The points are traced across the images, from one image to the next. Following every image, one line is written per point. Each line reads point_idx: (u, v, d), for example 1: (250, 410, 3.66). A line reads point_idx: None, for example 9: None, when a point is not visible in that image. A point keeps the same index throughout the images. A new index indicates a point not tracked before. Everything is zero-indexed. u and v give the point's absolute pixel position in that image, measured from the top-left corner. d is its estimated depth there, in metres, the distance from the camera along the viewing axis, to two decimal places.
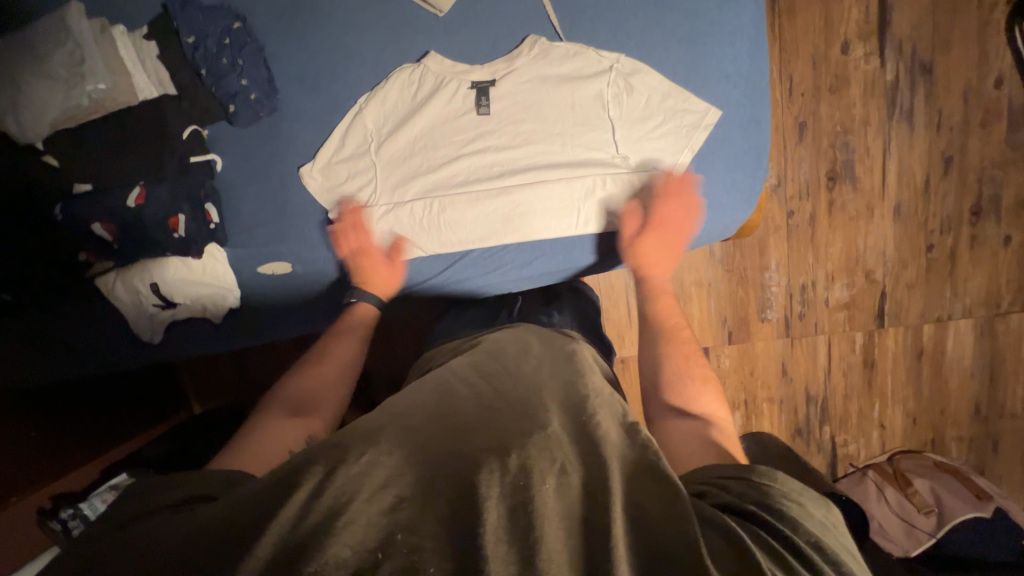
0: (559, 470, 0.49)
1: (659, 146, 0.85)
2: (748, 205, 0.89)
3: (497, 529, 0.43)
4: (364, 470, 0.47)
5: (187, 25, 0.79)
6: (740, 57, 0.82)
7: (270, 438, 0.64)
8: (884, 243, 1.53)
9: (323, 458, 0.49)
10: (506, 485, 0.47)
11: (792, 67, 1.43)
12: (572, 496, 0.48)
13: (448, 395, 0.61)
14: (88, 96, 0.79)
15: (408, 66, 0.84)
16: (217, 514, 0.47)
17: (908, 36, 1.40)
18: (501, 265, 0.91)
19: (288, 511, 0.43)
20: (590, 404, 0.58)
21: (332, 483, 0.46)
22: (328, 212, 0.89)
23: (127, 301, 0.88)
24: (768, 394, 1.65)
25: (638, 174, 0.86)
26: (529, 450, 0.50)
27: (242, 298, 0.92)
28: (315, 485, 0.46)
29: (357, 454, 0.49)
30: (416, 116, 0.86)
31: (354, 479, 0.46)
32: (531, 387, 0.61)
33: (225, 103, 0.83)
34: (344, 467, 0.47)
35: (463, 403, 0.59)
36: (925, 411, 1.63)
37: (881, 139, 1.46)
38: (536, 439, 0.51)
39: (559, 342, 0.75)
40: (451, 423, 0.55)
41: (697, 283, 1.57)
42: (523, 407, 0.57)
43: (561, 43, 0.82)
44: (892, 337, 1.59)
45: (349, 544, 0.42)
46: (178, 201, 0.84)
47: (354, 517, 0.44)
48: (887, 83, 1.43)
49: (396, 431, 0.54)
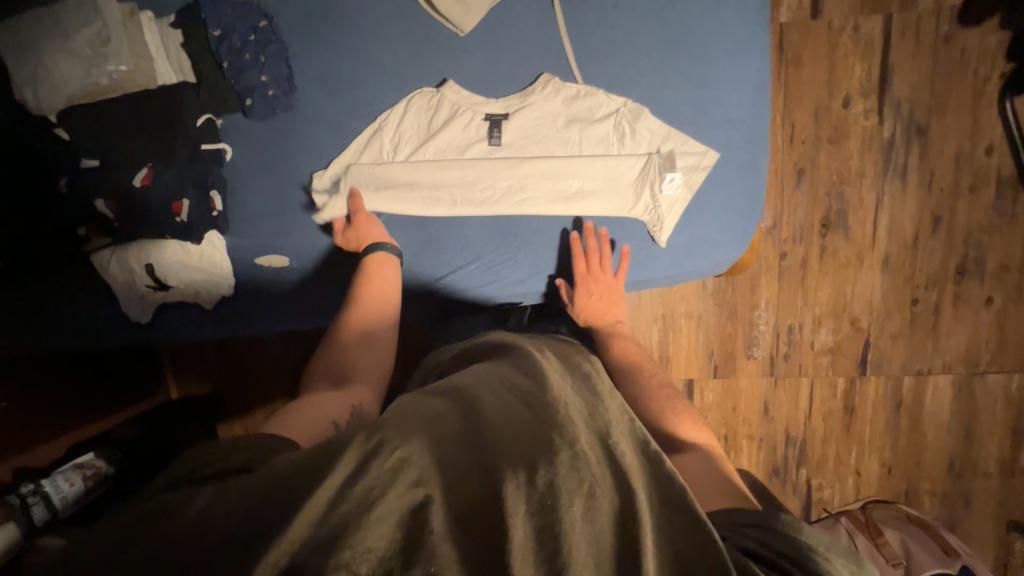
0: (587, 492, 0.48)
1: (669, 204, 0.86)
2: (742, 246, 0.90)
3: (523, 545, 0.44)
4: (397, 466, 0.47)
5: (214, 18, 0.81)
6: (743, 104, 0.84)
7: (313, 409, 0.66)
8: (871, 293, 1.57)
9: (355, 447, 0.48)
10: (534, 501, 0.47)
11: (795, 115, 1.48)
12: (603, 522, 0.47)
13: (487, 393, 0.60)
14: (108, 76, 0.81)
15: (427, 91, 0.85)
16: (221, 497, 0.47)
17: (906, 97, 1.46)
18: (505, 272, 0.91)
19: (323, 492, 0.44)
20: (613, 434, 0.55)
21: (363, 478, 0.46)
22: (335, 189, 0.89)
23: (120, 278, 0.89)
24: (749, 432, 1.67)
25: (651, 225, 0.88)
26: (557, 468, 0.48)
27: (236, 287, 0.92)
28: (346, 477, 0.46)
29: (390, 448, 0.49)
30: (432, 141, 0.87)
31: (387, 475, 0.47)
32: (556, 394, 0.58)
33: (242, 96, 0.84)
34: (377, 460, 0.47)
35: (501, 402, 0.58)
36: (901, 461, 1.65)
37: (874, 193, 1.51)
38: (563, 457, 0.49)
39: (573, 360, 0.74)
40: (478, 425, 0.54)
41: (688, 314, 1.60)
42: (546, 417, 0.54)
43: (572, 84, 0.83)
44: (873, 385, 1.62)
45: (371, 543, 0.43)
46: (183, 187, 0.84)
47: (376, 520, 0.44)
48: (884, 140, 1.48)
49: (427, 428, 0.53)
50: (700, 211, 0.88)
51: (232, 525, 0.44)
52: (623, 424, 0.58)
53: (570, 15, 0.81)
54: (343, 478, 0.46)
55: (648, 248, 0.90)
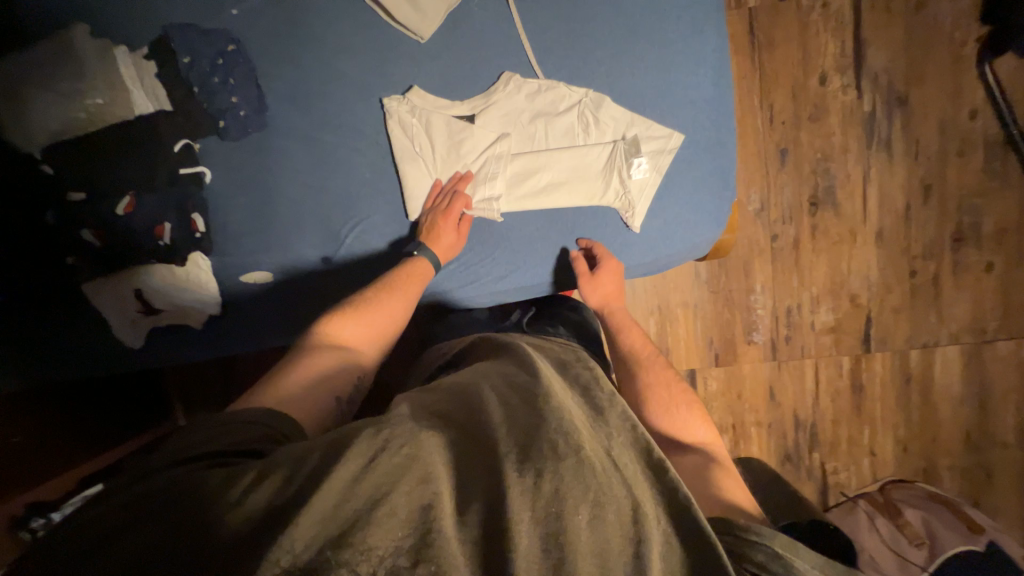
0: (592, 502, 0.47)
1: (640, 189, 0.87)
2: (718, 225, 0.89)
3: (529, 552, 0.43)
4: (406, 462, 0.47)
5: (183, 46, 0.84)
6: (704, 85, 0.85)
7: (314, 379, 0.68)
8: (868, 268, 1.55)
9: (364, 444, 0.48)
10: (539, 509, 0.45)
11: (773, 97, 1.48)
12: (608, 531, 0.46)
13: (492, 394, 0.59)
14: (86, 109, 0.84)
15: (392, 99, 0.86)
16: (228, 484, 0.47)
17: (883, 69, 1.46)
18: (482, 270, 0.92)
19: (331, 490, 0.43)
20: (613, 447, 0.53)
21: (369, 477, 0.45)
22: (312, 203, 0.91)
23: (112, 305, 0.91)
24: (757, 419, 1.64)
25: (624, 213, 0.88)
26: (563, 473, 0.48)
27: (223, 306, 0.94)
28: (355, 474, 0.45)
29: (399, 444, 0.48)
30: (402, 147, 0.88)
31: (396, 469, 0.46)
32: (558, 399, 0.58)
33: (216, 119, 0.87)
34: (386, 455, 0.47)
35: (506, 404, 0.57)
36: (916, 438, 1.61)
37: (861, 167, 1.50)
38: (569, 463, 0.48)
39: (553, 351, 0.77)
40: (482, 428, 0.54)
41: (683, 304, 1.59)
42: (555, 420, 0.53)
43: (533, 80, 0.84)
44: (879, 361, 1.59)
45: (380, 538, 0.41)
46: (165, 211, 0.88)
47: (383, 517, 0.42)
48: (865, 113, 1.48)
49: (433, 428, 0.53)
50: (671, 194, 0.88)
51: (234, 534, 0.43)
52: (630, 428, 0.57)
53: (526, 13, 0.83)
54: (352, 474, 0.45)
55: (623, 236, 0.90)
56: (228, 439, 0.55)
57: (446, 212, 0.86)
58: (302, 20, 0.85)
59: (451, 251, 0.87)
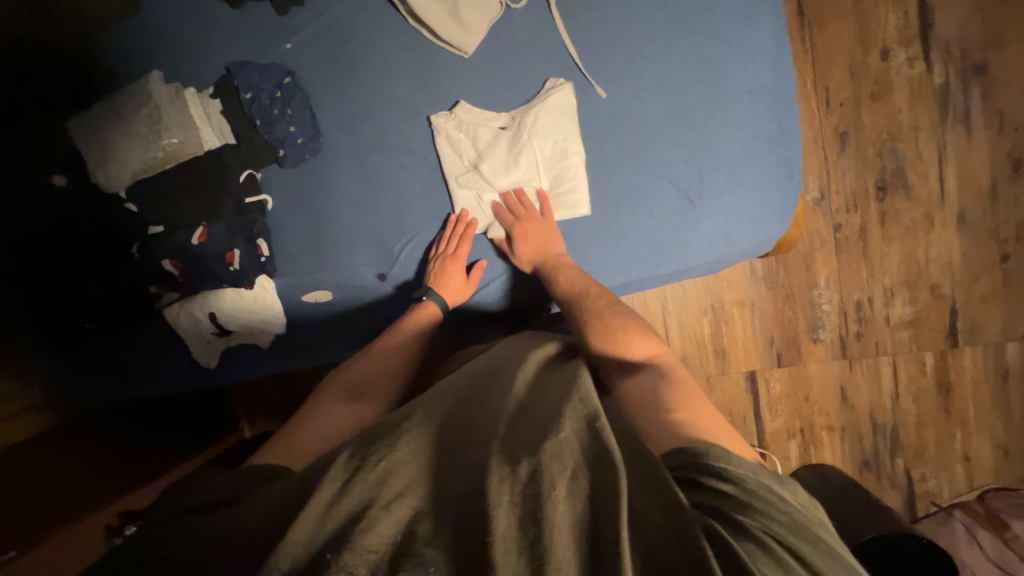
0: (569, 477, 0.50)
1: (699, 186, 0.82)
2: (784, 219, 0.83)
3: (508, 535, 0.46)
4: (381, 478, 0.52)
5: (245, 83, 0.88)
6: (762, 72, 0.80)
7: (318, 429, 0.72)
8: (949, 254, 1.41)
9: (341, 465, 0.53)
10: (517, 493, 0.49)
11: (828, 78, 1.38)
12: (586, 502, 0.49)
13: (464, 402, 0.65)
14: (163, 149, 0.89)
15: (440, 114, 0.87)
16: (225, 521, 0.52)
17: (955, 36, 1.33)
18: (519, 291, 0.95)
19: (321, 500, 0.50)
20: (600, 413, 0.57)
21: (350, 492, 0.50)
22: (364, 221, 0.93)
23: (189, 328, 0.97)
24: (828, 422, 1.52)
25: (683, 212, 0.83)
26: (539, 458, 0.51)
27: (287, 325, 0.98)
28: (336, 493, 0.51)
29: (374, 461, 0.53)
30: (450, 161, 0.88)
31: (372, 488, 0.51)
32: (537, 402, 0.63)
33: (276, 148, 0.90)
34: (362, 474, 0.52)
35: (475, 411, 0.63)
36: (1018, 440, 1.45)
37: (934, 145, 1.38)
38: (547, 446, 0.52)
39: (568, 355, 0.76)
40: (457, 434, 0.59)
41: (739, 303, 1.51)
42: (538, 422, 0.58)
43: (569, 106, 0.83)
44: (969, 357, 1.44)
45: (373, 541, 0.47)
46: (233, 237, 0.93)
47: (372, 523, 0.48)
48: (936, 86, 1.35)
49: (411, 435, 0.57)
50: (733, 189, 0.82)
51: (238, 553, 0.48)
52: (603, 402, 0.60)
53: (568, 18, 0.82)
54: (335, 489, 0.51)
55: (681, 236, 0.84)
56: (224, 484, 0.59)
57: (530, 216, 0.87)
58: (350, 48, 0.88)
59: (460, 293, 0.91)
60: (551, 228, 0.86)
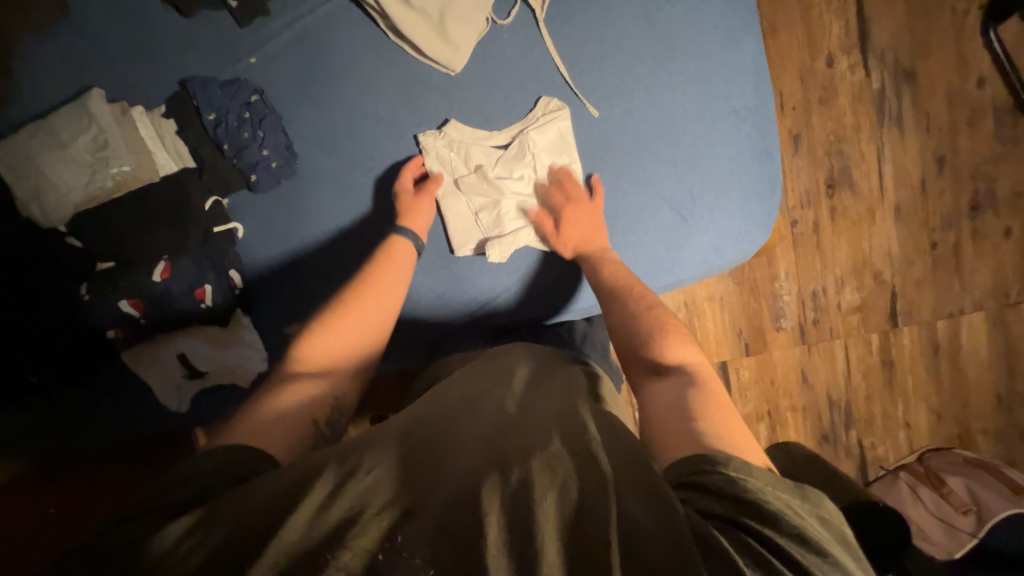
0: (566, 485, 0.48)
1: (691, 201, 0.85)
2: (767, 230, 0.88)
3: (501, 539, 0.43)
4: (371, 485, 0.48)
5: (208, 102, 0.80)
6: (744, 91, 0.83)
7: (289, 405, 0.63)
8: (889, 244, 1.56)
9: (331, 470, 0.49)
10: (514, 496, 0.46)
11: (782, 82, 1.47)
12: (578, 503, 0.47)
13: (456, 410, 0.61)
14: (112, 177, 0.80)
15: (430, 133, 0.84)
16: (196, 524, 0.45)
17: (888, 45, 1.46)
18: (529, 305, 0.90)
19: (305, 507, 0.44)
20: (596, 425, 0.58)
21: (338, 497, 0.46)
22: (350, 247, 0.88)
23: (155, 372, 0.88)
24: (792, 403, 1.65)
25: (677, 227, 0.85)
26: (535, 466, 0.49)
27: (269, 362, 0.91)
28: (323, 499, 0.45)
29: (365, 468, 0.49)
30: (443, 184, 0.85)
31: (362, 495, 0.46)
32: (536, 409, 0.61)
33: (247, 173, 0.83)
34: (354, 479, 0.48)
35: (469, 416, 0.60)
36: (948, 405, 1.64)
37: (874, 145, 1.50)
38: (542, 456, 0.50)
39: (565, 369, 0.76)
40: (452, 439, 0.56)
41: (710, 298, 1.59)
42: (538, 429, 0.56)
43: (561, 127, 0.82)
44: (907, 335, 1.61)
45: (355, 548, 0.42)
46: (203, 272, 0.84)
47: (361, 529, 0.43)
48: (874, 91, 1.47)
49: (404, 445, 0.54)
50: (722, 204, 0.85)
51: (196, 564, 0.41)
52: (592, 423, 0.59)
53: (556, 36, 0.82)
54: (322, 494, 0.46)
55: (676, 251, 0.86)
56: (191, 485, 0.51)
57: (576, 202, 0.83)
58: (326, 64, 0.83)
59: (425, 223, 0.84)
60: (599, 218, 0.84)
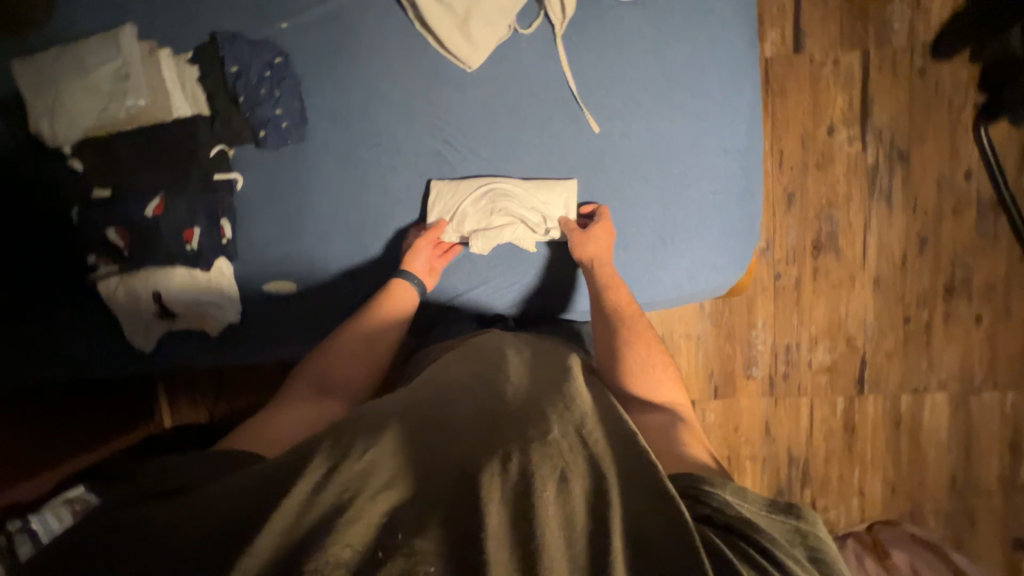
0: (558, 477, 0.52)
1: (675, 228, 0.89)
2: (742, 268, 0.92)
3: (499, 530, 0.48)
4: (366, 470, 0.52)
5: (233, 56, 0.84)
6: (738, 135, 0.88)
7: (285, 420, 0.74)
8: (865, 312, 1.61)
9: (321, 457, 0.53)
10: (506, 487, 0.51)
11: (783, 142, 1.54)
12: (575, 503, 0.51)
13: (447, 398, 0.66)
14: (126, 110, 0.83)
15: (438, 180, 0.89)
16: (200, 503, 0.53)
17: (887, 125, 1.54)
18: (510, 291, 0.94)
19: (297, 492, 0.49)
20: (585, 422, 0.60)
21: (328, 487, 0.50)
22: (346, 219, 0.91)
23: (126, 307, 0.89)
24: (752, 453, 1.66)
25: (658, 248, 0.89)
26: (528, 456, 0.53)
27: (242, 315, 0.93)
28: (316, 482, 0.51)
29: (358, 452, 0.54)
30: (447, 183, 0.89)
31: (357, 478, 0.52)
32: (527, 398, 0.64)
33: (257, 129, 0.86)
34: (346, 463, 0.52)
35: (459, 405, 0.64)
36: (904, 480, 1.66)
37: (862, 215, 1.57)
38: (535, 446, 0.55)
39: (557, 355, 0.80)
40: (444, 429, 0.60)
41: (687, 335, 1.62)
42: (525, 414, 0.61)
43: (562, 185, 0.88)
44: (872, 404, 1.64)
45: (352, 542, 0.47)
46: (194, 215, 0.86)
47: (359, 514, 0.49)
48: (868, 165, 1.55)
49: (396, 429, 0.59)
50: (703, 236, 0.89)
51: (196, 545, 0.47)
52: (567, 406, 0.63)
53: (571, 53, 0.86)
54: (316, 478, 0.51)
55: (651, 272, 0.90)
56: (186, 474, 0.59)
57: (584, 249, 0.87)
58: (351, 41, 0.87)
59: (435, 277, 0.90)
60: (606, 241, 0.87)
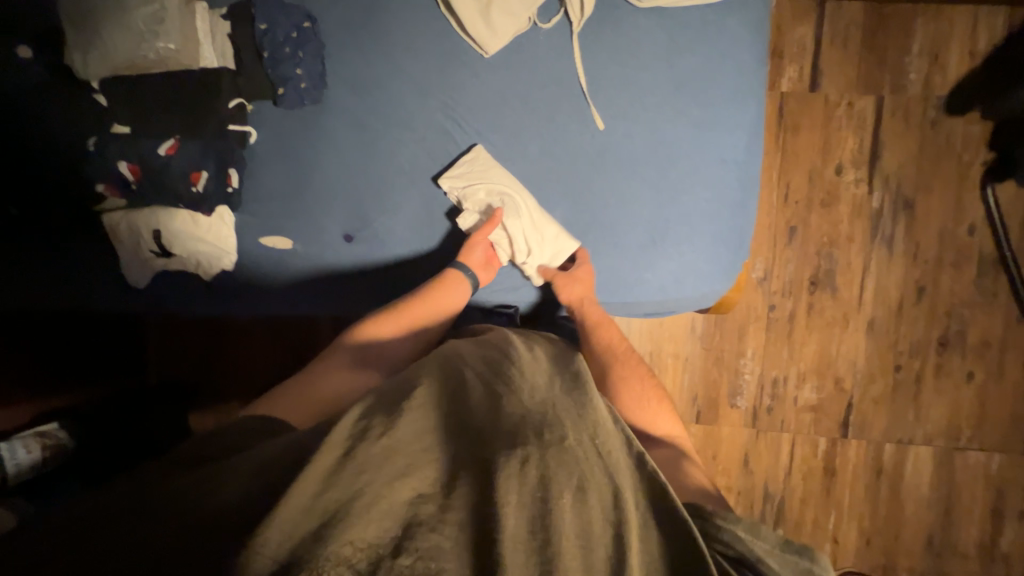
0: (576, 487, 0.52)
1: (666, 230, 0.90)
2: (728, 279, 0.93)
3: (517, 535, 0.48)
4: (384, 454, 0.52)
5: (264, 14, 0.89)
6: (738, 147, 0.90)
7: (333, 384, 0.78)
8: (856, 354, 1.60)
9: (336, 444, 0.53)
10: (524, 491, 0.51)
11: (790, 175, 1.56)
12: (593, 514, 0.51)
13: (459, 385, 0.64)
14: (156, 52, 0.87)
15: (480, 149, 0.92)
16: (212, 481, 0.53)
17: (894, 172, 1.55)
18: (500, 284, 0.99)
19: (312, 479, 0.49)
20: (598, 427, 0.59)
21: (342, 473, 0.50)
22: (350, 184, 0.93)
23: (126, 242, 0.92)
24: (727, 483, 1.64)
25: (649, 248, 0.91)
26: (545, 462, 0.53)
27: (236, 263, 0.95)
28: (329, 469, 0.50)
29: (375, 434, 0.54)
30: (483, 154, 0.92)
31: (372, 462, 0.52)
32: (541, 394, 0.63)
33: (277, 85, 0.90)
34: (363, 446, 0.53)
35: (472, 394, 0.62)
36: (880, 532, 1.62)
37: (862, 257, 1.57)
38: (553, 450, 0.54)
39: (567, 351, 0.78)
40: (459, 421, 0.59)
41: (675, 355, 1.61)
42: (540, 412, 0.59)
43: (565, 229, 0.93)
44: (854, 449, 1.62)
45: (365, 534, 0.47)
46: (205, 158, 0.90)
47: (375, 503, 0.49)
48: (872, 208, 1.56)
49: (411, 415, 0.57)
50: (693, 241, 0.90)
51: (210, 523, 0.48)
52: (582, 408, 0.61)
53: (585, 51, 0.90)
54: (334, 460, 0.51)
55: (639, 271, 0.92)
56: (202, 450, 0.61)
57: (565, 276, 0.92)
58: (377, 14, 0.90)
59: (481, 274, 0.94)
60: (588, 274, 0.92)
